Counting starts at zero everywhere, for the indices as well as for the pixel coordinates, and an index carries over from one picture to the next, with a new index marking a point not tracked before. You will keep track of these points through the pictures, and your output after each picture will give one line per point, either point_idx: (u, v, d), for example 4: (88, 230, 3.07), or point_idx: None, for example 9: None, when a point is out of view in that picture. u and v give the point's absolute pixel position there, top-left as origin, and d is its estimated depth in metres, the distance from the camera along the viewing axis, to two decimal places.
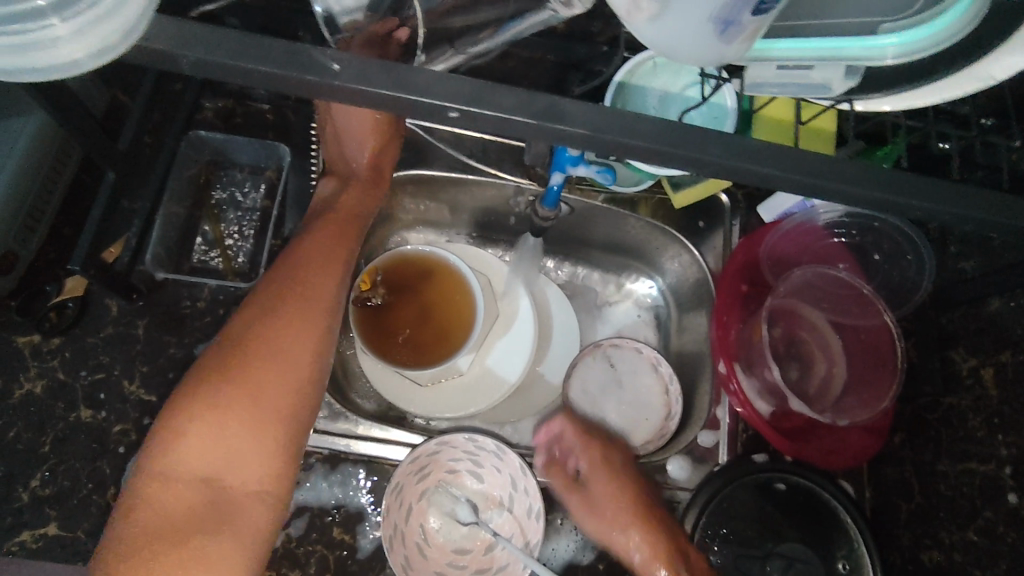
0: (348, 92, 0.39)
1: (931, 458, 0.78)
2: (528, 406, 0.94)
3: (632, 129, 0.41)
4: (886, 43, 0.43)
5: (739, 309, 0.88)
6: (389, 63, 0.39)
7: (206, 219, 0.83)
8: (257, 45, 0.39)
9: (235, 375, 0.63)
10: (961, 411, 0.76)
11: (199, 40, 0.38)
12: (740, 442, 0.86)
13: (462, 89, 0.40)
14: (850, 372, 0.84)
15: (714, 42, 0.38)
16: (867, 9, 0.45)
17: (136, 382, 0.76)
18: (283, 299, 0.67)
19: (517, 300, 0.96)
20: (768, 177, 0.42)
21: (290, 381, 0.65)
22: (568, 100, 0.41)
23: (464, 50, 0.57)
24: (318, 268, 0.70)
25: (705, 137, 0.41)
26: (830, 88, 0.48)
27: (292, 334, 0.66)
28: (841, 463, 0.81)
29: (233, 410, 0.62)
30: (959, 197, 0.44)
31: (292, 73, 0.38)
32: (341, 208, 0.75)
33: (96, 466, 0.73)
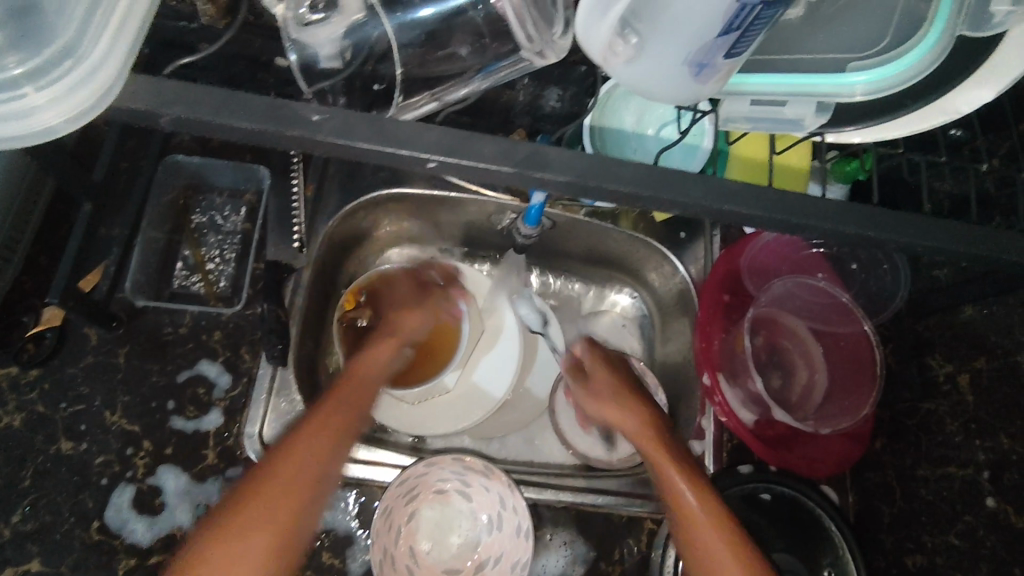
0: (326, 144, 0.39)
1: (911, 462, 0.79)
2: (517, 421, 0.94)
3: (611, 173, 0.41)
4: (856, 80, 0.45)
5: (722, 319, 0.89)
6: (373, 114, 0.40)
7: (185, 243, 0.82)
8: (235, 99, 0.39)
9: (239, 508, 0.57)
10: (938, 416, 0.77)
11: (176, 96, 0.38)
12: (726, 451, 0.87)
13: (441, 139, 0.40)
14: (831, 379, 0.86)
15: (690, 84, 0.40)
16: (833, 42, 0.47)
17: (118, 412, 0.75)
18: (251, 496, 0.58)
19: (500, 313, 0.96)
20: (742, 217, 0.42)
21: (289, 515, 0.58)
22: (550, 146, 0.41)
23: (442, 98, 0.58)
24: (298, 455, 0.60)
25: (684, 176, 0.42)
26: (802, 122, 0.50)
27: (255, 542, 0.56)
28: (825, 471, 0.82)
29: (230, 545, 0.56)
30: (925, 227, 0.45)
31: (273, 129, 0.38)
32: (355, 370, 0.73)
33: (78, 498, 0.72)
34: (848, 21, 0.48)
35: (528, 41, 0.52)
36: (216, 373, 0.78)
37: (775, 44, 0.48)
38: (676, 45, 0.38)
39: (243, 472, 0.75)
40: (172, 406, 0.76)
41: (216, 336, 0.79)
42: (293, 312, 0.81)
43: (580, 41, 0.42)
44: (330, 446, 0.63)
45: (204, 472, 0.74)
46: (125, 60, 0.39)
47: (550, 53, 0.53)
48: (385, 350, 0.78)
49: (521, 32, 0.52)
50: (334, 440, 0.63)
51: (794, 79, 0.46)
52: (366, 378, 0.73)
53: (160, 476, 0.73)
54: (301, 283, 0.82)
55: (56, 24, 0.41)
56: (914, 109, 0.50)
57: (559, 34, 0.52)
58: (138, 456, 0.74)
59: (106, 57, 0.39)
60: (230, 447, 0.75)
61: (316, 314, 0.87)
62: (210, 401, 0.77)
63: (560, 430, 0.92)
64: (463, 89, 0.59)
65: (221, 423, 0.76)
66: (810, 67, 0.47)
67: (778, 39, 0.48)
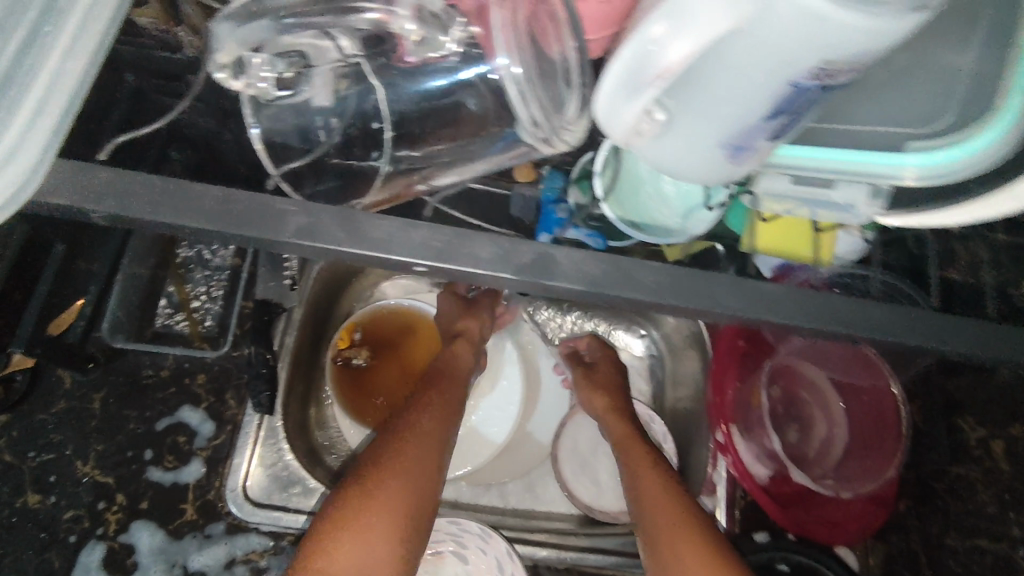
0: (290, 245, 0.38)
1: (938, 530, 0.72)
2: (517, 466, 0.88)
3: (631, 279, 0.40)
4: (906, 161, 0.42)
5: (738, 367, 0.84)
6: (345, 212, 0.39)
7: (170, 279, 0.77)
8: (182, 189, 0.38)
9: (358, 505, 0.59)
10: (969, 483, 0.69)
11: (109, 191, 0.38)
12: (740, 508, 0.82)
13: (430, 241, 0.39)
14: (852, 435, 0.79)
15: (723, 165, 0.40)
16: (885, 112, 0.46)
17: (91, 462, 0.71)
18: (378, 457, 0.63)
19: (504, 352, 0.92)
20: (738, 318, 0.40)
21: (404, 513, 0.60)
22: (560, 250, 0.40)
23: (433, 181, 0.51)
24: (420, 413, 0.69)
25: (698, 280, 0.41)
26: (856, 208, 0.48)
27: (388, 495, 0.60)
28: (843, 539, 0.76)
29: (355, 534, 0.57)
30: (938, 328, 0.41)
31: (230, 229, 0.38)
32: (449, 365, 0.77)
33: (45, 557, 0.68)
34: (902, 94, 0.46)
35: (533, 125, 0.41)
36: (199, 421, 0.74)
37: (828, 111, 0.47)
38: (712, 125, 0.37)
39: (224, 528, 0.71)
40: (150, 456, 0.72)
41: (199, 380, 0.75)
42: (282, 352, 0.76)
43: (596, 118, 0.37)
44: (449, 404, 0.71)
45: (181, 529, 0.70)
46: (43, 155, 0.37)
47: (561, 137, 0.42)
48: (469, 354, 0.79)
49: (524, 111, 0.41)
50: (456, 391, 0.74)
51: (835, 154, 0.44)
52: (455, 378, 0.75)
53: (134, 532, 0.69)
54: (292, 322, 0.77)
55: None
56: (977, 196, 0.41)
57: (573, 115, 0.42)
58: (110, 511, 0.70)
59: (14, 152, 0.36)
60: (210, 501, 0.71)
61: (308, 355, 0.81)
62: (190, 451, 0.73)
63: (563, 482, 0.85)
64: (457, 174, 0.51)
65: (201, 474, 0.72)
66: (866, 140, 0.45)
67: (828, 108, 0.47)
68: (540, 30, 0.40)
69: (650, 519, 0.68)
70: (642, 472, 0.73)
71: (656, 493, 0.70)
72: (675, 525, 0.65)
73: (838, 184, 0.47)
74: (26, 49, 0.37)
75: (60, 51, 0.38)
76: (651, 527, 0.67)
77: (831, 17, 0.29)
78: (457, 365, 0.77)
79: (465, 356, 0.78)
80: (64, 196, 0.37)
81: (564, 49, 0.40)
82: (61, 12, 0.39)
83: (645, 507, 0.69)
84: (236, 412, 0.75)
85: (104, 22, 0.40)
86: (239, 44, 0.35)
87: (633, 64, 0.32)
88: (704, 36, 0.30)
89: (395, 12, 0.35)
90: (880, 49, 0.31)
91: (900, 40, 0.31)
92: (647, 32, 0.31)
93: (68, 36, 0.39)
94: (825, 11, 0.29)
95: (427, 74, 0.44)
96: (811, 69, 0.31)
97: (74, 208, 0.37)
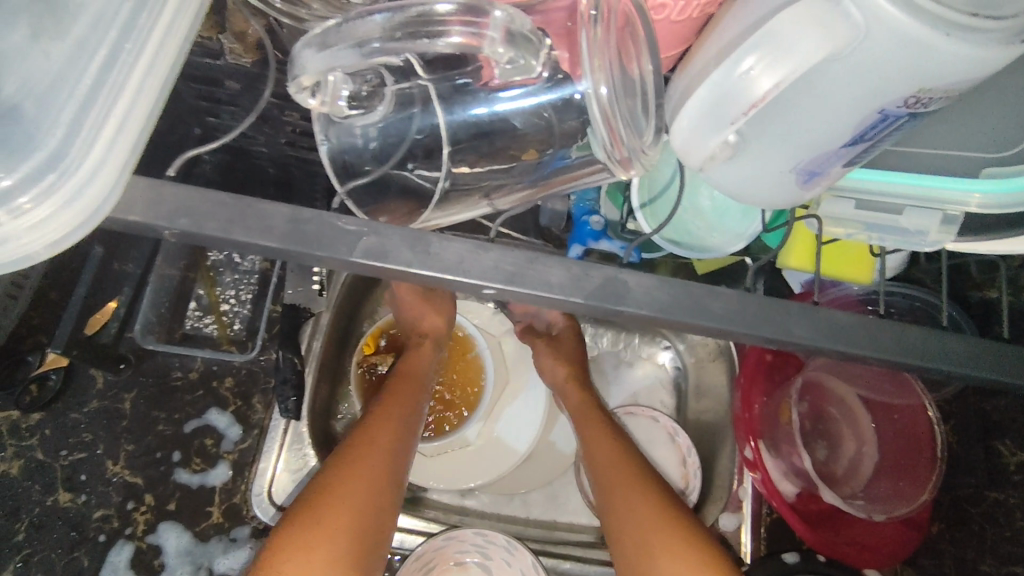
0: (344, 265, 0.38)
1: (973, 555, 0.69)
2: (538, 476, 0.86)
3: (703, 308, 0.39)
4: (972, 189, 0.44)
5: (765, 381, 0.81)
6: (415, 234, 0.38)
7: (200, 282, 0.77)
8: (248, 208, 0.38)
9: (308, 524, 0.56)
10: (1009, 509, 0.67)
11: (181, 207, 0.37)
12: (764, 526, 0.81)
13: (495, 264, 0.38)
14: (882, 455, 0.77)
15: (794, 189, 0.39)
16: (955, 138, 0.45)
17: (121, 462, 0.71)
18: (333, 468, 0.61)
19: (528, 362, 0.89)
20: (804, 346, 0.40)
21: (353, 534, 0.57)
22: (627, 272, 0.39)
23: (496, 202, 0.50)
24: (379, 420, 0.66)
25: (773, 310, 0.40)
26: (927, 235, 0.48)
27: (344, 504, 0.58)
28: (872, 562, 0.74)
29: (308, 546, 0.55)
30: (999, 363, 0.41)
31: (299, 246, 0.37)
32: (405, 370, 0.74)
33: (73, 556, 0.68)
34: (968, 122, 0.45)
35: (611, 142, 0.41)
36: (226, 424, 0.74)
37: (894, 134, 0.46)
38: (790, 152, 0.36)
39: (249, 532, 0.71)
40: (177, 458, 0.72)
41: (227, 384, 0.75)
42: (309, 358, 0.77)
43: (673, 139, 0.36)
44: (408, 409, 0.69)
45: (207, 531, 0.71)
46: (123, 171, 0.37)
47: (640, 160, 0.42)
48: (428, 354, 0.77)
49: (604, 130, 0.41)
50: (415, 394, 0.71)
51: (908, 179, 0.45)
52: (413, 378, 0.73)
53: (160, 534, 0.70)
54: (319, 327, 0.78)
55: (41, 119, 0.37)
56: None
57: (651, 140, 0.42)
58: (139, 511, 0.70)
59: (96, 171, 0.36)
60: (236, 504, 0.72)
61: (332, 359, 0.80)
62: (217, 454, 0.73)
63: (587, 495, 0.82)
64: (513, 194, 0.50)
65: (227, 477, 0.72)
66: (935, 165, 0.45)
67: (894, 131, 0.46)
68: (620, 47, 0.40)
69: (625, 539, 0.64)
70: (620, 485, 0.68)
71: (639, 510, 0.65)
72: (670, 544, 0.61)
73: (907, 211, 0.47)
74: (107, 68, 0.38)
75: (140, 68, 0.38)
76: (632, 540, 0.63)
77: (936, 46, 0.28)
78: (417, 369, 0.75)
79: (426, 357, 0.76)
80: (136, 212, 0.37)
81: (643, 70, 0.41)
82: (141, 30, 0.39)
83: (614, 514, 0.66)
84: (262, 416, 0.75)
85: (179, 40, 0.40)
86: (324, 67, 0.35)
87: (721, 95, 0.32)
88: (797, 65, 0.29)
89: (486, 37, 0.34)
90: (975, 78, 0.30)
91: (994, 71, 0.30)
92: (738, 62, 0.31)
93: (148, 54, 0.38)
94: (932, 41, 0.28)
95: (490, 97, 0.44)
96: (905, 96, 0.31)
97: (144, 224, 0.37)
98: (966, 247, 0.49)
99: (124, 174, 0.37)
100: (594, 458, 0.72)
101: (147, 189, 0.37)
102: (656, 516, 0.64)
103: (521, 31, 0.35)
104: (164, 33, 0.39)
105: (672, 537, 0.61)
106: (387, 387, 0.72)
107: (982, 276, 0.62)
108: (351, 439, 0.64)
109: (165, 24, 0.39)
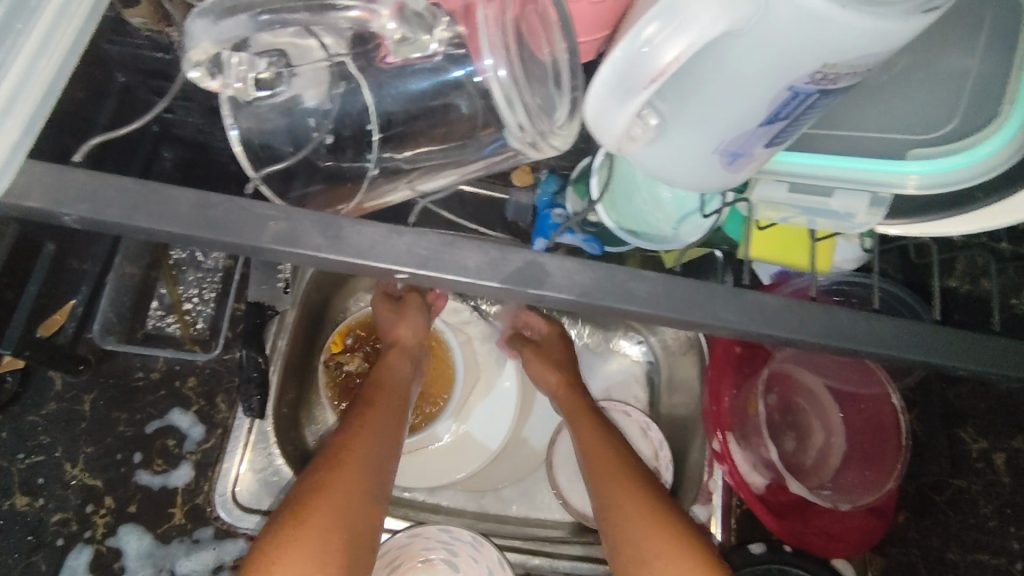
0: (262, 252, 0.37)
1: (939, 543, 0.67)
2: (510, 472, 0.85)
3: (625, 291, 0.39)
4: (909, 170, 0.44)
5: (733, 372, 0.80)
6: (327, 219, 0.37)
7: (161, 281, 0.75)
8: (154, 193, 0.37)
9: (296, 526, 0.55)
10: (971, 497, 0.66)
11: (83, 195, 0.36)
12: (735, 516, 0.82)
13: (413, 250, 0.38)
14: (850, 444, 0.77)
15: (720, 171, 0.40)
16: (886, 122, 0.46)
17: (80, 464, 0.70)
18: (319, 470, 0.60)
19: (500, 360, 0.88)
20: (732, 331, 0.40)
21: (341, 537, 0.56)
22: (551, 258, 0.39)
23: (418, 186, 0.50)
24: (365, 421, 0.66)
25: (703, 293, 0.40)
26: (855, 217, 0.49)
27: (331, 503, 0.58)
28: (841, 551, 0.74)
29: (297, 545, 0.54)
30: (935, 346, 0.41)
31: (207, 233, 0.37)
32: (382, 376, 0.73)
33: (31, 560, 0.67)
34: (901, 105, 0.46)
35: (519, 129, 0.41)
36: (189, 424, 0.73)
37: (827, 119, 0.47)
38: (709, 133, 0.36)
39: (212, 533, 0.70)
40: (139, 459, 0.71)
41: (190, 383, 0.74)
42: (274, 355, 0.75)
43: (586, 123, 0.35)
44: (393, 411, 0.69)
45: (169, 533, 0.70)
46: (14, 152, 0.36)
47: (549, 141, 0.42)
48: (405, 364, 0.76)
49: (509, 115, 0.41)
50: (398, 398, 0.71)
51: (834, 162, 0.45)
52: (388, 383, 0.72)
53: (121, 536, 0.69)
54: (285, 324, 0.76)
55: None
56: (985, 204, 0.46)
57: (563, 120, 0.41)
58: (98, 514, 0.69)
59: None
60: (199, 505, 0.71)
61: (298, 356, 0.79)
62: (180, 454, 0.72)
63: (557, 488, 0.82)
64: (443, 179, 0.50)
65: (190, 478, 0.72)
66: (863, 150, 0.46)
67: (828, 116, 0.47)
68: (529, 30, 0.40)
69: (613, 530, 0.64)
70: (608, 475, 0.68)
71: (628, 500, 0.65)
72: (650, 535, 0.61)
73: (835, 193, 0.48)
74: None
75: (29, 49, 0.37)
76: (618, 530, 0.63)
77: (833, 18, 0.28)
78: (400, 376, 0.74)
79: (400, 360, 0.75)
80: (30, 198, 0.36)
81: (553, 52, 0.39)
82: (32, 9, 0.37)
83: (606, 506, 0.66)
84: (223, 415, 0.74)
85: (74, 26, 0.39)
86: (218, 44, 0.33)
87: (625, 67, 0.31)
88: (698, 36, 0.29)
89: (377, 12, 0.33)
90: (883, 54, 0.30)
91: (897, 46, 0.30)
92: (640, 33, 0.30)
93: (39, 35, 0.38)
94: (828, 13, 0.28)
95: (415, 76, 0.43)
96: (812, 72, 0.31)
97: (43, 210, 0.36)
98: (913, 231, 0.50)
99: (15, 156, 0.36)
100: (587, 461, 0.71)
101: (52, 175, 0.36)
102: (639, 507, 0.64)
103: (415, 9, 0.34)
104: (57, 15, 0.38)
105: (652, 525, 0.62)
106: (371, 391, 0.71)
107: (917, 258, 0.64)
108: (337, 441, 0.63)
109: (57, 7, 0.38)
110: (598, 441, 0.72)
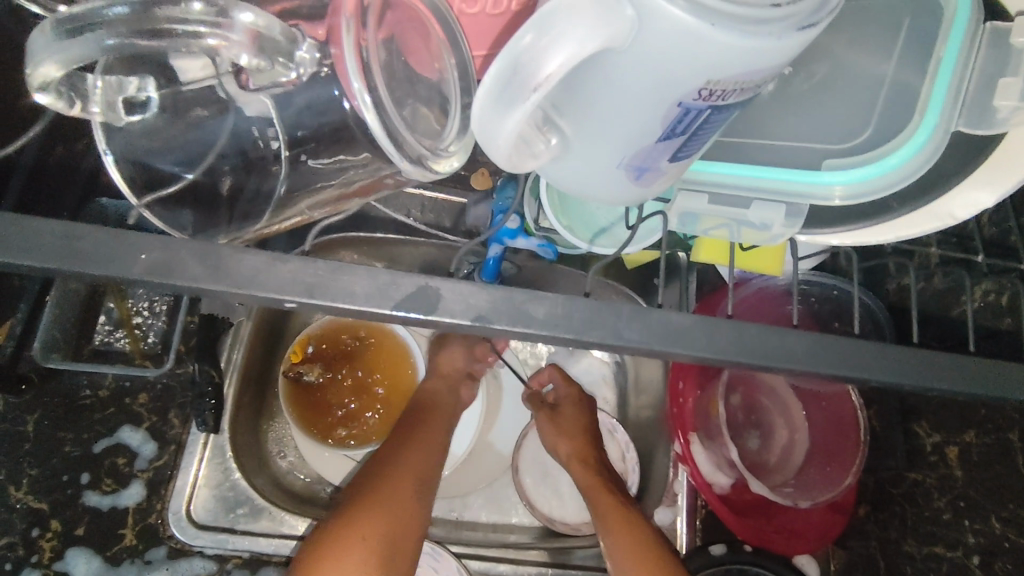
0: (154, 283, 0.36)
1: (897, 536, 0.67)
2: (475, 478, 0.84)
3: (524, 313, 0.38)
4: (832, 182, 0.44)
5: (698, 372, 0.80)
6: (205, 249, 0.36)
7: (109, 295, 0.73)
8: (27, 226, 0.35)
9: (349, 524, 0.62)
10: (926, 489, 0.66)
11: None
12: (700, 518, 0.81)
13: (300, 278, 0.37)
14: (812, 440, 0.77)
15: (627, 183, 0.39)
16: (802, 133, 0.47)
17: (24, 488, 0.68)
18: (374, 474, 0.67)
19: None
20: (636, 351, 0.39)
21: (386, 538, 0.62)
22: (446, 280, 0.38)
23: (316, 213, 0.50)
24: (422, 429, 0.72)
25: (603, 312, 0.39)
26: (772, 228, 0.49)
27: (382, 506, 0.64)
28: (804, 548, 0.74)
29: (346, 541, 0.61)
30: (852, 357, 0.41)
31: (73, 265, 0.35)
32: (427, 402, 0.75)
33: None
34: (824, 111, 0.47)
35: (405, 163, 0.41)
36: (139, 442, 0.71)
37: (740, 125, 0.48)
38: (612, 146, 0.36)
39: (165, 553, 0.70)
40: (86, 480, 0.69)
41: (140, 400, 0.72)
42: (229, 368, 0.74)
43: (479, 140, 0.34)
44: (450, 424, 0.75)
45: (119, 555, 0.68)
46: None
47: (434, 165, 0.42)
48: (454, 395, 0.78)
49: (402, 157, 0.40)
50: (448, 413, 0.76)
51: (743, 171, 0.46)
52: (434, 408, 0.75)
53: (69, 561, 0.67)
54: (240, 338, 0.75)
55: None
56: (900, 214, 0.48)
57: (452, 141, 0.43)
58: (45, 538, 0.67)
59: None
60: (151, 525, 0.70)
61: (257, 368, 0.78)
62: (130, 473, 0.70)
63: (523, 493, 0.82)
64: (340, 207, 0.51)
65: (140, 498, 0.70)
66: (776, 159, 0.47)
67: (742, 122, 0.48)
68: (410, 48, 0.43)
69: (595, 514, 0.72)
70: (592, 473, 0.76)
71: (602, 496, 0.72)
72: (616, 523, 0.68)
73: (752, 203, 0.48)
74: None
75: None
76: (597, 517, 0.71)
77: (705, 36, 0.28)
78: (449, 404, 0.76)
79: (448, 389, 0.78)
80: None
81: (441, 67, 0.44)
82: None
83: (592, 496, 0.73)
84: (173, 433, 0.72)
85: None
86: (64, 63, 0.32)
87: (506, 76, 0.30)
88: (570, 51, 0.28)
89: (230, 39, 0.31)
90: (766, 72, 0.30)
91: (789, 58, 0.30)
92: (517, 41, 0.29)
93: None
94: (699, 30, 0.28)
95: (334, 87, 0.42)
96: (697, 88, 0.30)
97: None
98: (853, 238, 0.50)
99: None
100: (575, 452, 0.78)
101: None
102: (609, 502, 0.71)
103: (270, 36, 0.33)
104: None
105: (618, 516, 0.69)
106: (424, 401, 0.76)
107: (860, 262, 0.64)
108: (394, 446, 0.70)
109: None
110: (591, 446, 0.78)
